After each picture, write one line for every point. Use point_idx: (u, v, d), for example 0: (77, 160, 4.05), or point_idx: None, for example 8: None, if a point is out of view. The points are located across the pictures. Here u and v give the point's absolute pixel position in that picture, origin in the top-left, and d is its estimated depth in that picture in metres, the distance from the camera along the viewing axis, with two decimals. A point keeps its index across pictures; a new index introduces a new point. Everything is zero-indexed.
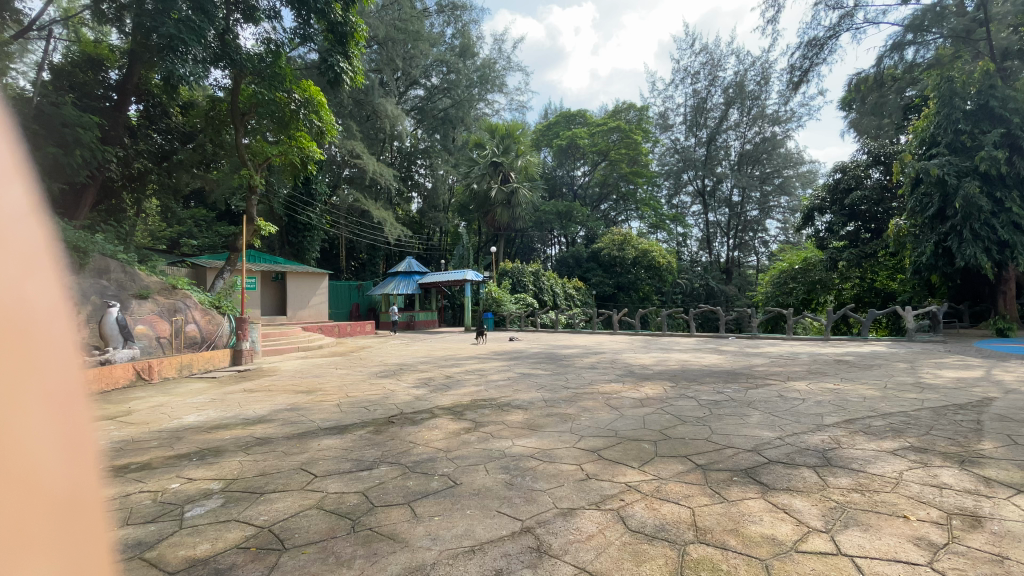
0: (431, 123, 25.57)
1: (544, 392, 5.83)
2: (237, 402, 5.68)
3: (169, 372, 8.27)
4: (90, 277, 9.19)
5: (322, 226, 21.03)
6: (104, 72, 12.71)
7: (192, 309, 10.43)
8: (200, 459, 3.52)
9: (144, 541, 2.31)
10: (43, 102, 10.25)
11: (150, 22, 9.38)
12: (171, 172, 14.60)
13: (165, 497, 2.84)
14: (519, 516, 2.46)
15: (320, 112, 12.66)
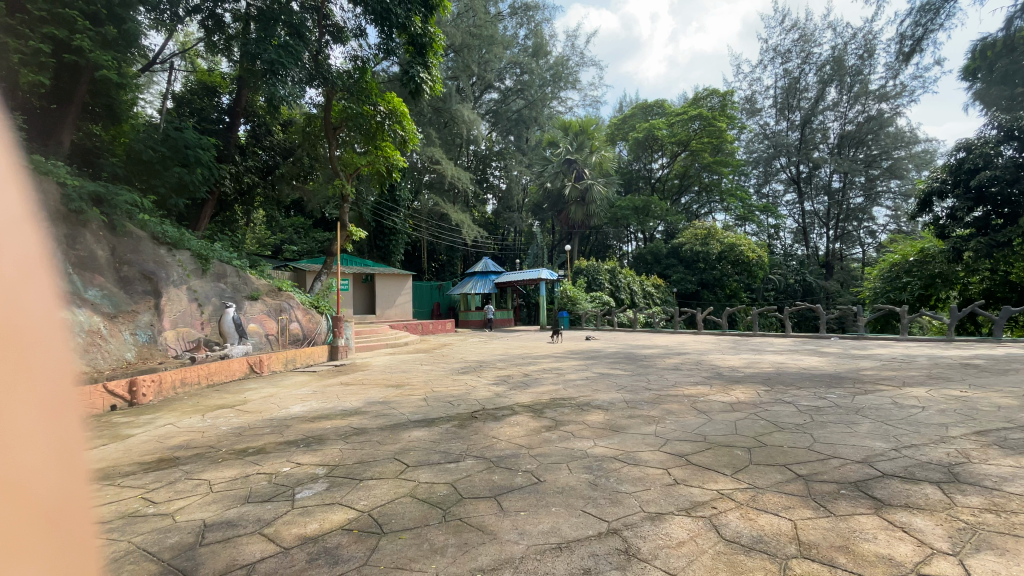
0: (505, 125, 25.90)
1: (625, 392, 5.71)
2: (335, 395, 6.16)
3: (277, 366, 9.10)
4: (212, 281, 10.54)
5: (405, 230, 22.17)
6: (218, 97, 14.38)
7: (294, 308, 11.50)
8: (306, 446, 3.86)
9: (262, 518, 2.57)
10: (170, 129, 11.73)
11: (256, 51, 10.37)
12: (274, 186, 16.06)
13: (278, 479, 3.14)
14: (605, 517, 2.43)
15: (402, 122, 13.28)
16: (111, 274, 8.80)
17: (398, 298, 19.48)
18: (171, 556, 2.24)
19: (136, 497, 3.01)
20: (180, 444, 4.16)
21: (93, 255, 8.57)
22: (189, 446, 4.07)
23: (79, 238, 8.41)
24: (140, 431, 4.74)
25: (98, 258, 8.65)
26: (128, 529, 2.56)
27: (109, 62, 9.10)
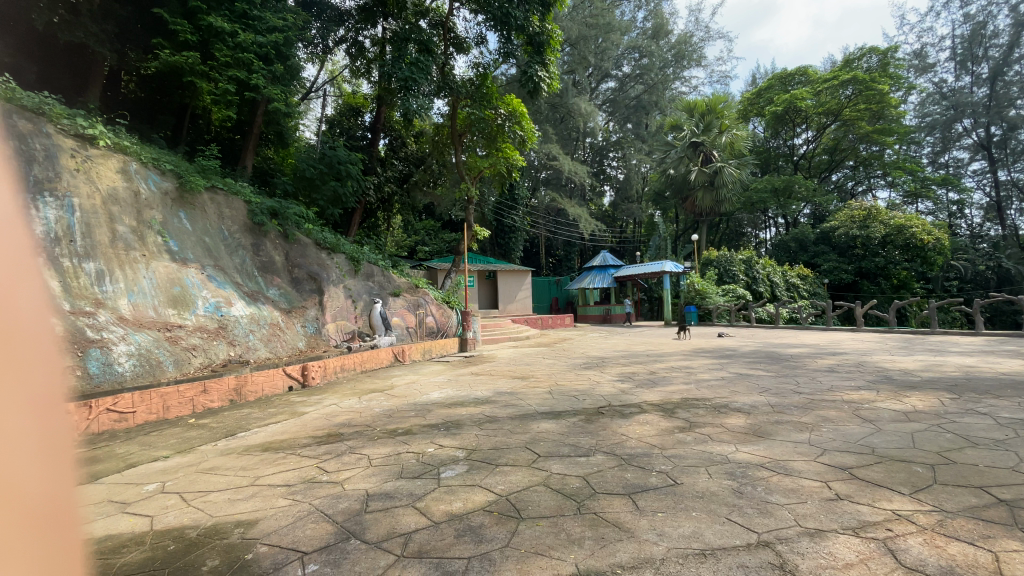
0: (623, 113, 25.26)
1: (767, 395, 5.23)
2: (467, 384, 6.58)
3: (416, 356, 9.95)
4: (363, 279, 11.95)
5: (525, 227, 22.75)
6: (361, 116, 16.21)
7: (429, 303, 12.48)
8: (446, 430, 4.18)
9: (414, 492, 2.85)
10: (326, 149, 13.49)
11: (393, 71, 11.44)
12: (409, 193, 17.41)
13: (425, 459, 3.45)
14: (754, 527, 2.26)
15: (522, 122, 13.69)
16: (286, 275, 10.52)
17: (519, 293, 20.07)
18: (344, 519, 2.60)
19: (312, 465, 3.53)
20: (343, 421, 4.78)
21: (272, 260, 10.38)
22: (350, 424, 4.65)
23: (262, 246, 10.30)
24: (311, 409, 5.56)
25: (276, 262, 10.44)
26: (309, 493, 3.02)
27: (278, 94, 10.75)
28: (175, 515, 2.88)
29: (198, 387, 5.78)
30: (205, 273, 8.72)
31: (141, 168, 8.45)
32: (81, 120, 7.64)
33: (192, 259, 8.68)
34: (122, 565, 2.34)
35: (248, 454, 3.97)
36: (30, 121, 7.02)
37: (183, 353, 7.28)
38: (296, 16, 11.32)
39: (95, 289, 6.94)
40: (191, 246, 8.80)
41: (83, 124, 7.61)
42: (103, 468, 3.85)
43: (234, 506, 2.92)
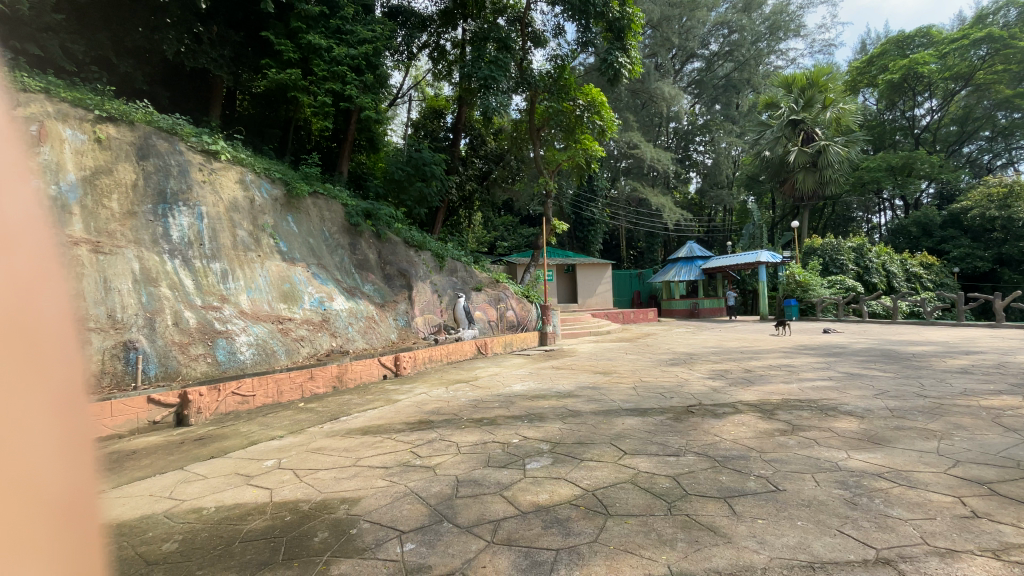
0: (710, 94, 23.88)
1: (883, 397, 4.70)
2: (549, 377, 6.60)
3: (498, 349, 10.13)
4: (447, 275, 12.47)
5: (604, 219, 22.27)
6: (443, 117, 16.85)
7: (510, 298, 12.69)
8: (530, 422, 4.23)
9: (502, 481, 2.93)
10: (412, 151, 14.16)
11: (474, 71, 11.72)
12: (489, 190, 17.75)
13: (510, 449, 3.53)
14: (871, 543, 2.05)
15: (601, 111, 13.41)
16: (379, 273, 11.22)
17: (599, 287, 19.72)
18: (436, 503, 2.73)
19: (407, 450, 3.75)
20: (432, 410, 5.02)
21: (367, 258, 11.13)
22: (439, 413, 4.86)
23: (357, 246, 11.06)
24: (403, 397, 5.91)
25: (370, 260, 11.18)
26: (404, 475, 3.21)
27: (369, 102, 11.40)
28: (289, 489, 3.20)
29: (306, 374, 6.36)
30: (309, 271, 9.54)
31: (256, 178, 9.43)
32: (206, 138, 8.71)
33: (299, 258, 9.52)
34: (250, 531, 2.65)
35: (350, 436, 4.30)
36: (165, 142, 8.19)
37: (293, 344, 8.06)
38: (383, 27, 11.97)
39: (220, 286, 7.92)
40: (298, 247, 9.66)
41: (208, 141, 8.67)
42: (231, 445, 4.37)
43: (339, 484, 3.19)
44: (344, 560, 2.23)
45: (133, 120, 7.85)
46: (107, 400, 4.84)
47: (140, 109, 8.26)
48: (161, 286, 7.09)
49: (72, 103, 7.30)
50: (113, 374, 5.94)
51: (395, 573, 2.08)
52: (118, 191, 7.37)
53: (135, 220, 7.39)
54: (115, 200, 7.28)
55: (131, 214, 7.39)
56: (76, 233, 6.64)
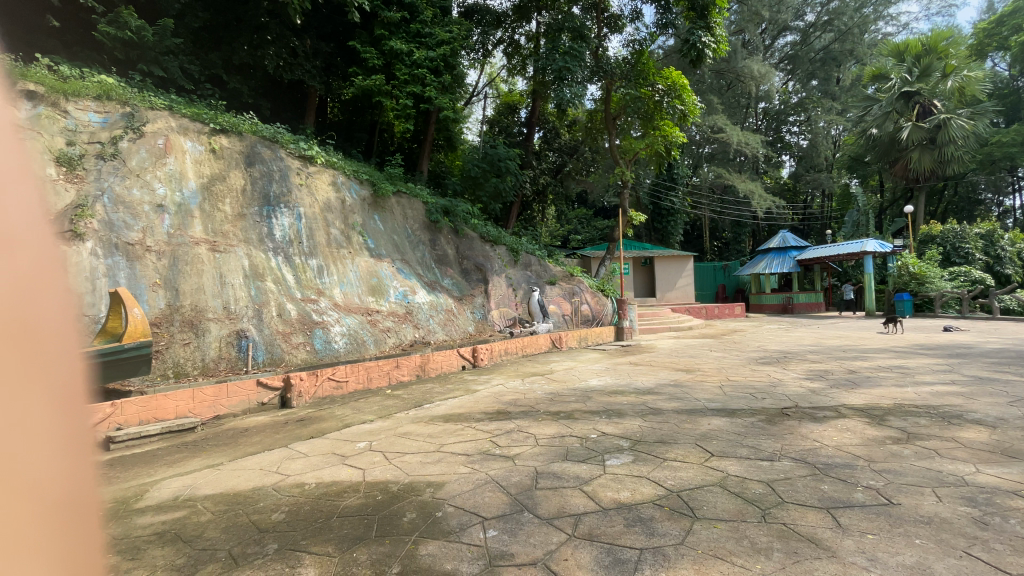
0: (806, 70, 21.92)
1: (1021, 406, 4.08)
2: (628, 373, 6.46)
3: (573, 343, 9.89)
4: (522, 269, 12.59)
5: (685, 209, 21.22)
6: (517, 112, 17.00)
7: (585, 291, 12.56)
8: (608, 418, 4.17)
9: (581, 477, 2.92)
10: (487, 148, 14.42)
11: (549, 63, 11.67)
12: (563, 182, 17.69)
13: (590, 444, 3.50)
14: (1006, 569, 1.80)
15: (682, 95, 12.81)
16: (457, 267, 11.58)
17: (679, 280, 18.87)
18: (516, 492, 2.79)
19: (486, 439, 3.85)
20: (509, 401, 5.11)
21: (446, 253, 11.55)
22: (517, 404, 4.94)
23: (437, 241, 11.50)
24: (482, 388, 6.07)
25: (449, 255, 11.58)
26: (485, 464, 3.30)
27: (447, 102, 11.74)
28: (380, 470, 3.42)
29: (392, 363, 6.74)
30: (394, 266, 10.06)
31: (346, 180, 10.08)
32: (303, 145, 9.45)
33: (385, 254, 10.06)
34: (347, 507, 2.86)
35: (433, 423, 4.50)
36: (269, 149, 8.99)
37: (381, 334, 8.61)
38: (460, 27, 12.22)
39: (317, 281, 8.61)
40: (383, 243, 10.21)
41: (304, 147, 9.40)
42: (327, 426, 4.74)
43: (424, 468, 3.35)
44: (432, 541, 2.35)
45: (242, 131, 8.72)
46: (225, 383, 5.47)
47: (247, 121, 9.18)
48: (267, 280, 7.85)
49: (191, 118, 8.27)
50: (229, 359, 6.91)
51: (480, 557, 2.16)
52: (230, 196, 8.24)
53: (244, 221, 8.23)
54: (227, 204, 8.15)
55: (241, 216, 8.25)
56: (197, 234, 7.59)
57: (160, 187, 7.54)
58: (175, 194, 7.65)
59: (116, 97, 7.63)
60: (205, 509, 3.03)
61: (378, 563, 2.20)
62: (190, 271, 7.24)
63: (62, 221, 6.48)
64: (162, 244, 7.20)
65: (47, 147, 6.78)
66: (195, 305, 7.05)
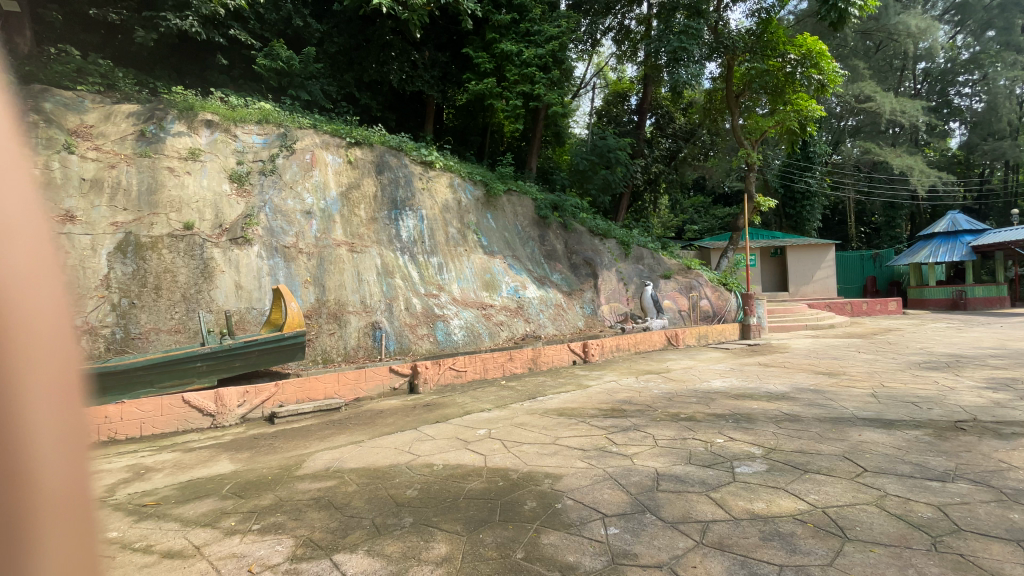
0: (979, 20, 18.27)
1: None
2: (757, 374, 5.97)
3: (691, 340, 9.33)
4: (633, 263, 12.24)
5: (823, 191, 18.81)
6: (627, 100, 16.54)
7: (704, 286, 11.86)
8: (736, 423, 3.90)
9: (708, 482, 2.78)
10: (596, 139, 14.17)
11: (662, 44, 11.13)
12: (678, 169, 16.80)
13: (715, 449, 3.32)
14: None
15: (821, 63, 11.42)
16: (566, 262, 11.60)
17: (817, 272, 16.86)
18: (637, 491, 2.75)
19: (603, 435, 3.83)
20: (625, 399, 5.03)
21: (555, 249, 11.62)
22: (633, 402, 4.84)
23: (546, 237, 11.61)
24: (595, 383, 6.05)
25: (558, 251, 11.63)
26: (602, 460, 3.30)
27: (555, 97, 11.78)
28: (500, 457, 3.58)
29: (506, 355, 6.99)
30: (506, 262, 10.39)
31: (461, 182, 10.62)
32: (424, 151, 10.15)
33: (497, 251, 10.42)
34: (470, 491, 3.04)
35: (548, 416, 4.58)
36: (395, 157, 9.81)
37: (495, 327, 8.98)
38: (569, 20, 12.15)
39: (438, 277, 9.24)
40: (496, 240, 10.58)
41: (425, 153, 10.09)
42: (450, 413, 5.08)
43: (542, 459, 3.44)
44: (553, 532, 2.41)
45: (372, 142, 9.61)
46: (363, 369, 6.12)
47: (376, 133, 10.09)
48: (396, 277, 8.64)
49: (331, 134, 9.32)
50: (366, 348, 7.79)
51: (602, 554, 2.17)
52: (364, 202, 9.14)
53: (376, 225, 9.09)
54: (361, 209, 9.06)
55: (374, 219, 9.13)
56: (338, 237, 8.57)
57: (309, 197, 8.64)
58: (320, 202, 8.69)
59: (273, 120, 8.92)
60: (351, 480, 3.43)
61: (504, 547, 2.32)
62: (334, 270, 8.21)
63: (235, 230, 7.84)
64: (311, 246, 8.25)
65: (223, 167, 8.26)
66: (338, 299, 7.98)
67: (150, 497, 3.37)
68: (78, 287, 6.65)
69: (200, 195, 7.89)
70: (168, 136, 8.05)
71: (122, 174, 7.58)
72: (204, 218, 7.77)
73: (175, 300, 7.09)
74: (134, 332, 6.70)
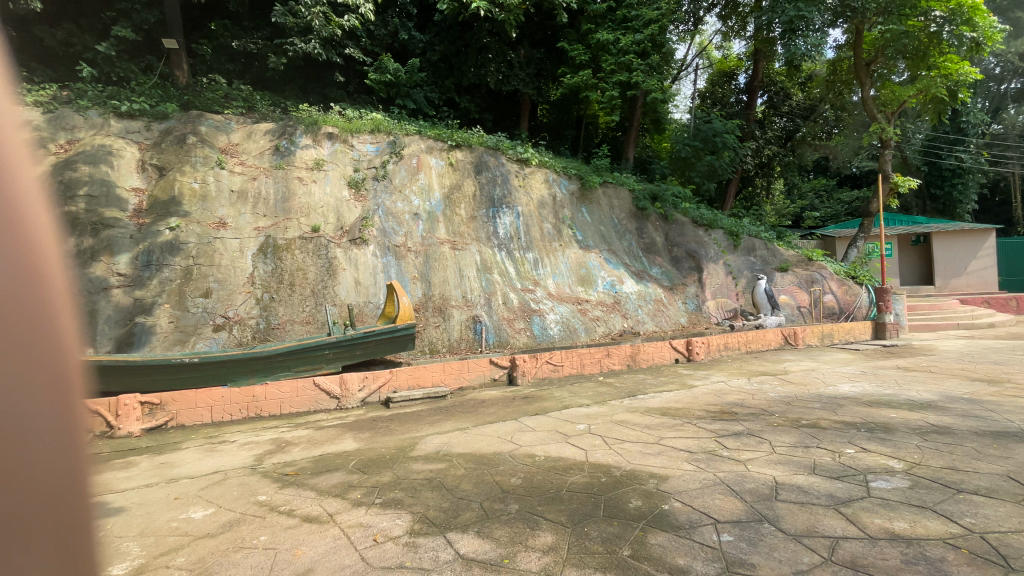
0: None
1: None
2: (894, 379, 5.29)
3: (813, 339, 8.48)
4: (743, 255, 11.41)
5: (981, 166, 15.92)
6: (735, 79, 15.43)
7: (828, 279, 10.69)
8: (870, 432, 3.51)
9: (836, 496, 2.55)
10: (700, 124, 13.31)
11: (776, 14, 10.23)
12: (795, 150, 15.40)
13: (844, 460, 3.02)
14: None
15: (975, 18, 9.67)
16: (667, 255, 11.14)
17: (973, 262, 14.39)
18: (753, 500, 2.60)
19: (711, 438, 3.66)
20: (736, 401, 4.74)
21: (654, 242, 11.18)
22: (745, 405, 4.55)
23: (644, 229, 11.22)
24: (701, 383, 5.78)
25: (658, 243, 11.20)
26: (712, 464, 3.17)
27: (655, 83, 11.31)
28: (601, 453, 3.59)
29: (604, 351, 6.93)
30: (602, 257, 10.24)
31: (556, 177, 10.67)
32: (520, 149, 10.39)
33: (593, 245, 10.32)
34: (573, 484, 3.10)
35: (650, 415, 4.48)
36: (492, 156, 10.14)
37: (591, 323, 8.90)
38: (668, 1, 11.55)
39: (534, 272, 9.39)
40: (592, 234, 10.47)
41: (521, 150, 10.31)
42: (549, 406, 5.17)
43: (646, 458, 3.39)
44: (661, 533, 2.38)
45: (471, 144, 10.04)
46: (465, 360, 6.43)
47: (475, 134, 10.49)
48: (494, 273, 8.95)
49: (434, 138, 9.90)
50: (468, 340, 8.17)
51: (715, 560, 2.11)
52: (464, 202, 9.59)
53: (475, 223, 9.48)
54: (462, 209, 9.51)
55: (473, 218, 9.53)
56: (441, 236, 9.08)
57: (415, 199, 9.27)
58: (425, 204, 9.28)
59: (384, 129, 9.69)
60: (458, 465, 3.66)
61: (609, 542, 2.35)
62: (438, 266, 8.72)
63: (354, 232, 8.66)
64: (418, 245, 8.85)
65: (342, 175, 9.17)
66: (442, 294, 8.46)
67: (291, 467, 3.89)
68: (231, 283, 7.70)
69: (324, 201, 8.82)
70: (297, 149, 9.09)
71: (263, 186, 8.71)
72: (328, 222, 8.69)
73: (306, 295, 7.99)
74: (274, 323, 7.61)
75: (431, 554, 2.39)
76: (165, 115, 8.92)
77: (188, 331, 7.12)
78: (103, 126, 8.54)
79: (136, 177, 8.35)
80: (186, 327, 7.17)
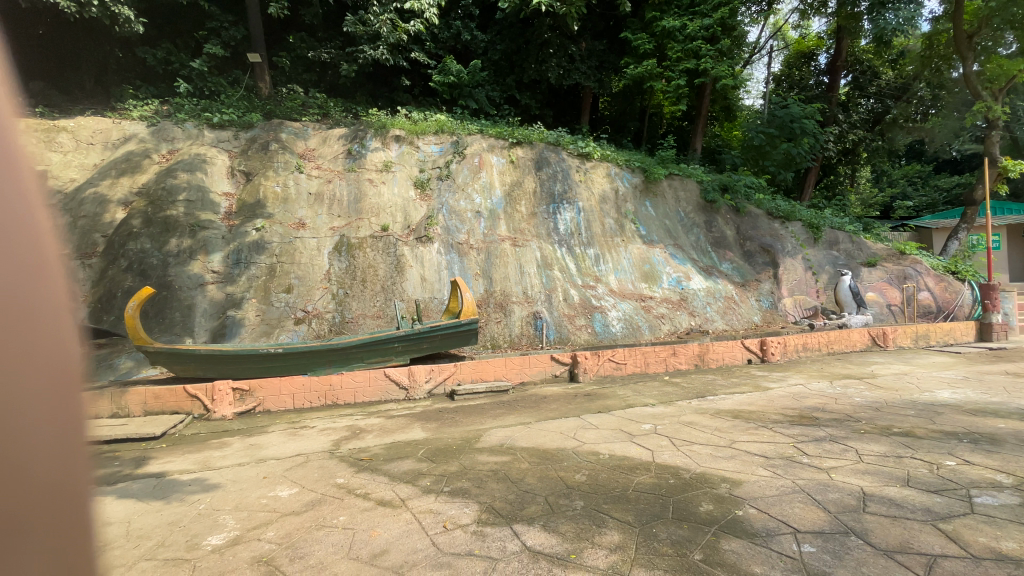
0: None
1: None
2: (1003, 386, 4.75)
3: (906, 341, 7.77)
4: (824, 249, 10.63)
5: None
6: (815, 60, 14.42)
7: (924, 275, 9.71)
8: (974, 444, 3.19)
9: (934, 510, 2.35)
10: (776, 109, 12.51)
11: None
12: (884, 135, 14.03)
13: (943, 472, 2.78)
14: None
15: None
16: (738, 249, 10.61)
17: None
18: (837, 510, 2.46)
19: (789, 443, 3.48)
20: (816, 405, 4.45)
21: (724, 235, 10.69)
22: (826, 410, 4.27)
23: (713, 223, 10.74)
24: (775, 385, 5.48)
25: (728, 237, 10.68)
26: (790, 470, 3.01)
27: (725, 70, 10.75)
28: (668, 455, 3.52)
29: (669, 350, 6.75)
30: (667, 252, 9.93)
31: (619, 170, 10.47)
32: (581, 144, 10.34)
33: (657, 240, 10.04)
34: (640, 484, 3.06)
35: (720, 417, 4.32)
36: (553, 152, 10.15)
37: (655, 320, 8.68)
38: None
39: (595, 268, 9.30)
40: (656, 229, 10.19)
41: (582, 145, 10.23)
42: (612, 404, 5.12)
43: (716, 462, 3.28)
44: (734, 539, 2.31)
45: (532, 140, 10.10)
46: (527, 355, 6.51)
47: (536, 131, 10.55)
48: (555, 269, 8.96)
49: (495, 137, 10.05)
50: (529, 336, 8.24)
51: (795, 570, 2.02)
52: (525, 198, 9.67)
53: (536, 220, 9.53)
54: (522, 205, 9.60)
55: (534, 215, 9.58)
56: (503, 233, 9.22)
57: (477, 198, 9.46)
58: (487, 202, 9.46)
59: (447, 130, 9.98)
60: (522, 458, 3.73)
61: (679, 544, 2.31)
62: (500, 262, 8.86)
63: (420, 231, 8.99)
64: (480, 243, 9.05)
65: (409, 175, 9.55)
66: (504, 290, 8.60)
67: (366, 453, 4.14)
68: (310, 279, 8.26)
69: (393, 201, 9.23)
70: (367, 152, 9.57)
71: (337, 188, 9.26)
72: (396, 221, 9.08)
73: (377, 291, 8.39)
74: (348, 317, 8.06)
75: (499, 544, 2.48)
76: (250, 124, 9.73)
77: (273, 323, 7.72)
78: (198, 137, 9.46)
79: (227, 183, 9.15)
80: (271, 319, 7.78)
